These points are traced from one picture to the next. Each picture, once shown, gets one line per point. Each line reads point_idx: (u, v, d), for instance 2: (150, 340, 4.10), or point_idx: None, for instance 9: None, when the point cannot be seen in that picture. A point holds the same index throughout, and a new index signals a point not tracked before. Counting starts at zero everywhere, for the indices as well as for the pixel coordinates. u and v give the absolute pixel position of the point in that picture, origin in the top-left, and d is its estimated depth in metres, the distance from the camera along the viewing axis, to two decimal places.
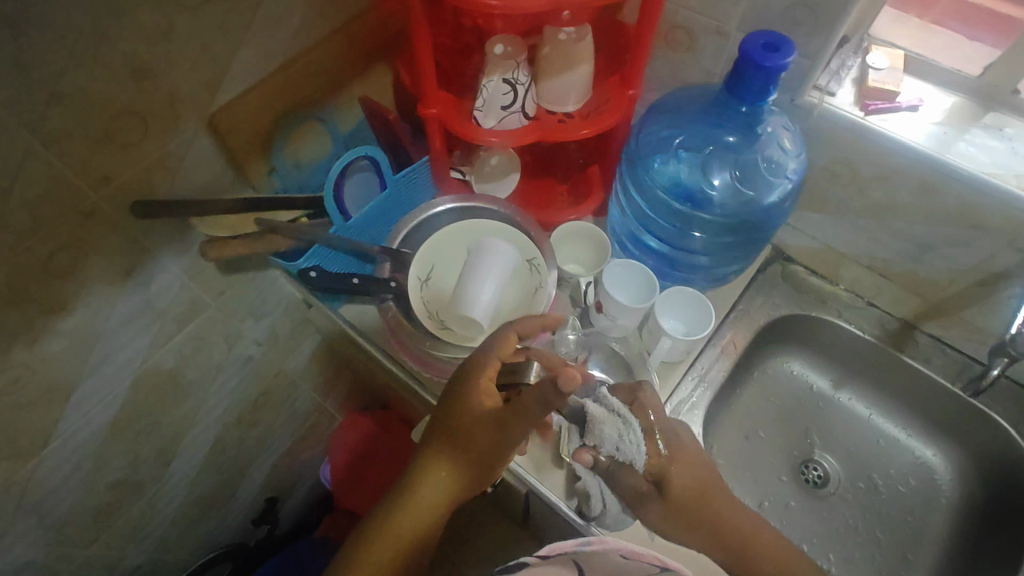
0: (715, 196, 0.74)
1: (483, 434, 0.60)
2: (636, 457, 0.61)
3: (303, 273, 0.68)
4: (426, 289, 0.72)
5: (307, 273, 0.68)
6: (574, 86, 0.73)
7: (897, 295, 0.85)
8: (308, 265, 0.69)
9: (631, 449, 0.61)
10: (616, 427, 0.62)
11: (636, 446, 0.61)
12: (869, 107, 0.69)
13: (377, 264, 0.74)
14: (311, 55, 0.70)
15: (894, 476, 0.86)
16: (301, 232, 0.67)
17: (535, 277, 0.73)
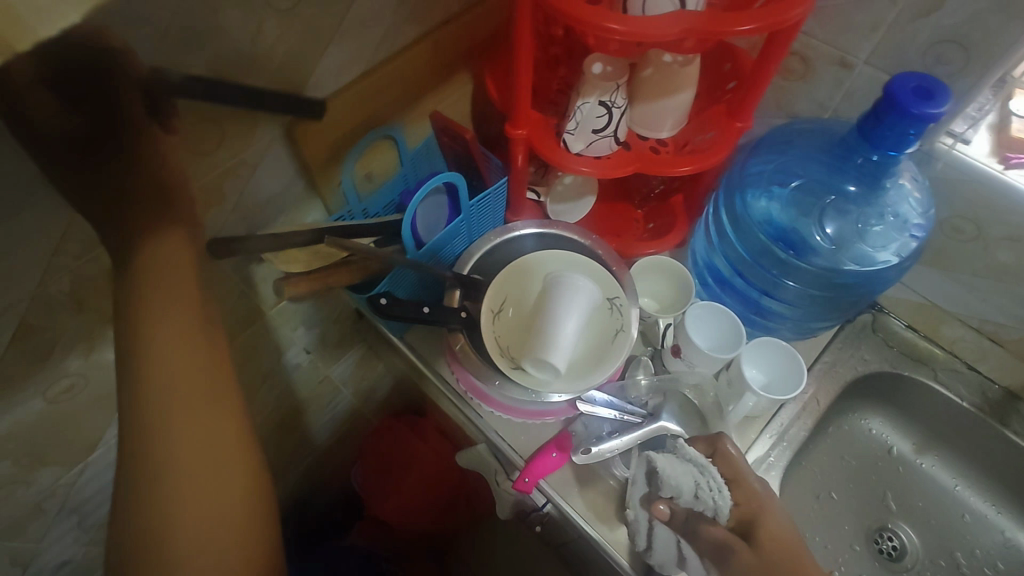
0: (819, 245, 0.67)
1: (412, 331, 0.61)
2: (718, 506, 0.61)
3: (372, 299, 0.65)
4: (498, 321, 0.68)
5: (376, 299, 0.65)
6: (672, 112, 0.67)
7: (1005, 362, 0.76)
8: (379, 291, 0.65)
9: (713, 497, 0.61)
10: (692, 474, 0.62)
11: (722, 494, 0.61)
12: (1010, 160, 0.61)
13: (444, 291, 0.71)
14: (395, 62, 0.65)
15: (980, 557, 0.79)
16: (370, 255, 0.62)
17: (616, 318, 0.69)
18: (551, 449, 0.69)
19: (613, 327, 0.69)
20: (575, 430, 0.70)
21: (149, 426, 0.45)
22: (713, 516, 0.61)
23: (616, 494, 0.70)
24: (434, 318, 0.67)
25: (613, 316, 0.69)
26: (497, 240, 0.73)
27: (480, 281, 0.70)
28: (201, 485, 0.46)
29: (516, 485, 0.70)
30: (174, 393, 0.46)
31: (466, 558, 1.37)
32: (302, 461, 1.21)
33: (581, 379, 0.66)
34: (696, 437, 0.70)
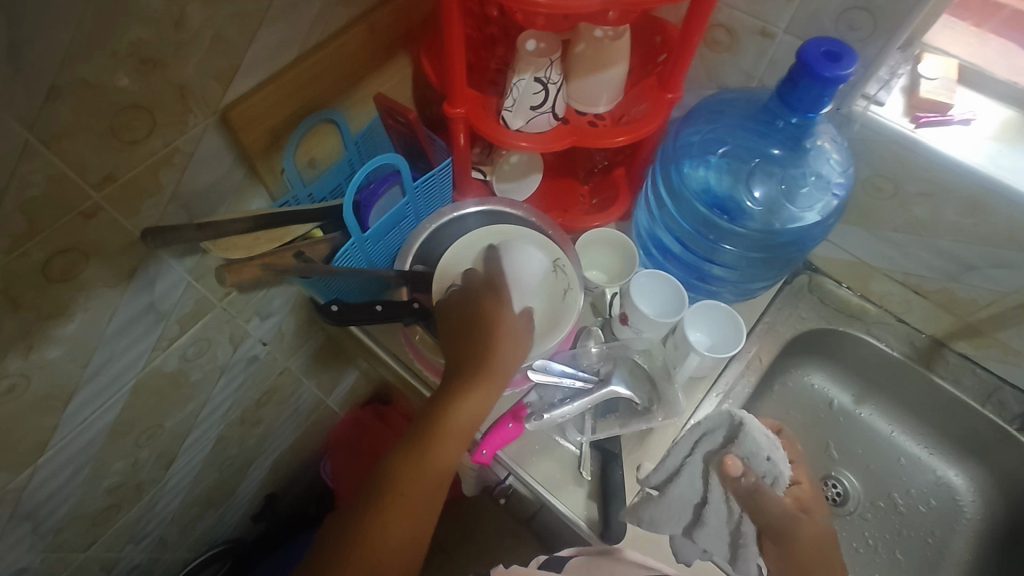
0: (752, 209, 0.70)
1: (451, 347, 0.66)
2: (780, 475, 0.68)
3: (324, 307, 0.64)
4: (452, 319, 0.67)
5: (328, 307, 0.64)
6: (607, 87, 0.68)
7: (929, 313, 0.82)
8: (329, 300, 0.65)
9: (780, 466, 0.68)
10: (766, 440, 0.68)
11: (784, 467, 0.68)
12: (920, 119, 0.65)
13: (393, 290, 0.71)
14: (331, 46, 0.65)
15: (914, 495, 0.84)
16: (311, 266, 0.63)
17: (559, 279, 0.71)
18: (508, 420, 0.71)
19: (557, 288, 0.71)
20: (530, 401, 0.71)
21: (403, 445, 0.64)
22: (771, 482, 0.68)
23: (573, 459, 0.72)
24: (387, 316, 0.65)
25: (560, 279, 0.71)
26: (444, 220, 0.74)
27: (424, 271, 0.70)
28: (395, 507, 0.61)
29: (474, 457, 0.72)
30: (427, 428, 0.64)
31: (439, 540, 1.39)
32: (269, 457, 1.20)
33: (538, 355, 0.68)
34: (646, 400, 0.73)
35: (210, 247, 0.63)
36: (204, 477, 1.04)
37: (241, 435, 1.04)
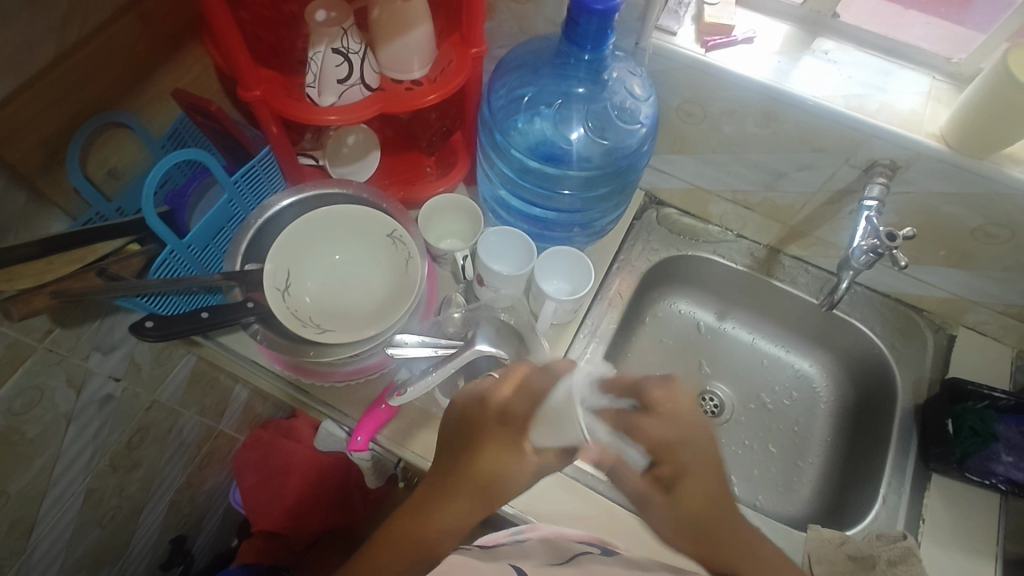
0: (575, 150, 0.74)
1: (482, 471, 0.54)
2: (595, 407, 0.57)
3: (136, 324, 0.59)
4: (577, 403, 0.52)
5: (141, 323, 0.59)
6: (415, 50, 0.66)
7: (760, 223, 0.88)
8: (143, 315, 0.59)
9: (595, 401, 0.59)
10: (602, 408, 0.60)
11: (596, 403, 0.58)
12: (709, 43, 0.69)
13: (226, 292, 0.66)
14: (97, 42, 0.59)
15: (779, 392, 0.92)
16: (117, 284, 0.58)
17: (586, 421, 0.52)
18: (381, 401, 0.70)
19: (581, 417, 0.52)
20: (400, 376, 0.72)
21: (445, 473, 0.57)
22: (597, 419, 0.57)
23: None
24: (218, 321, 0.61)
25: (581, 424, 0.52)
26: (270, 213, 0.70)
27: (255, 271, 0.66)
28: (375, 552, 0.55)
29: (351, 446, 0.70)
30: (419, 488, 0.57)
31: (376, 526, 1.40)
32: (164, 499, 1.12)
33: (453, 360, 0.66)
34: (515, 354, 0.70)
35: None
36: (85, 535, 0.95)
37: (117, 482, 0.96)
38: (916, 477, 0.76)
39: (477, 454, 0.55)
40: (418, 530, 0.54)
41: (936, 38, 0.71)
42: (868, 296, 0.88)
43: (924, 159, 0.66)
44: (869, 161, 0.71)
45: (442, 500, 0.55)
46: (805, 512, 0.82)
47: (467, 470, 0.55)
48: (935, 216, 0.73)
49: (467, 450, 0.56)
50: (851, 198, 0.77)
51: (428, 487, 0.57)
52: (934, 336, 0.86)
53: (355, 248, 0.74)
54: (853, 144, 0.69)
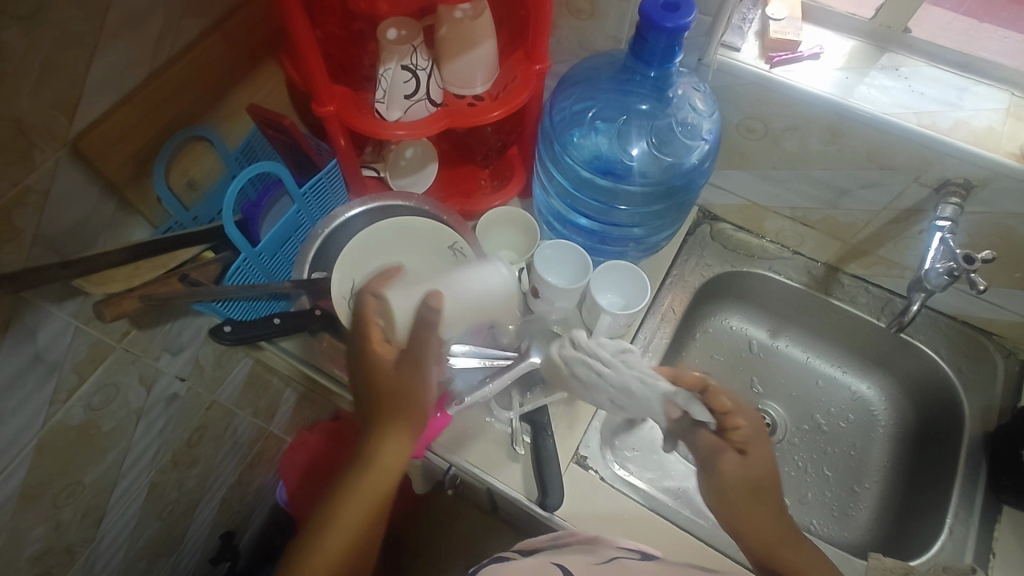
0: (635, 166, 0.74)
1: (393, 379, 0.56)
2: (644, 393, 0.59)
3: (216, 329, 0.63)
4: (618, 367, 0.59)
5: (221, 328, 0.63)
6: (479, 66, 0.68)
7: (818, 240, 0.87)
8: (223, 320, 0.64)
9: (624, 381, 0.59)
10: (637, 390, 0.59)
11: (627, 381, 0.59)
12: (773, 59, 0.68)
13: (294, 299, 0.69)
14: (185, 60, 0.63)
15: (835, 413, 0.89)
16: (199, 290, 0.61)
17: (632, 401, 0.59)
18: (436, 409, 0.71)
19: (617, 384, 0.59)
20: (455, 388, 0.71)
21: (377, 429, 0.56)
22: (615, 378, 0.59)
23: (506, 436, 0.74)
24: (289, 328, 0.65)
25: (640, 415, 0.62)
26: (334, 224, 0.72)
27: (322, 279, 0.68)
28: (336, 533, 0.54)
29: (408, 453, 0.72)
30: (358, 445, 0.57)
31: (427, 559, 1.24)
32: (217, 495, 1.15)
33: (467, 269, 0.66)
34: None
35: (83, 283, 0.59)
36: (146, 527, 0.99)
37: (177, 477, 1.00)
38: (986, 508, 0.73)
39: (372, 377, 0.56)
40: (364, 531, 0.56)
41: (1016, 53, 0.69)
42: (933, 318, 0.85)
43: (1002, 178, 0.64)
44: (941, 180, 0.69)
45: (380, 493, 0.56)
46: (861, 540, 0.80)
47: (380, 383, 0.56)
48: (1011, 237, 0.70)
49: (373, 379, 0.56)
50: (919, 217, 0.74)
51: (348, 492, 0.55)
52: (1005, 361, 0.82)
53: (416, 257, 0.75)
54: (924, 162, 0.67)
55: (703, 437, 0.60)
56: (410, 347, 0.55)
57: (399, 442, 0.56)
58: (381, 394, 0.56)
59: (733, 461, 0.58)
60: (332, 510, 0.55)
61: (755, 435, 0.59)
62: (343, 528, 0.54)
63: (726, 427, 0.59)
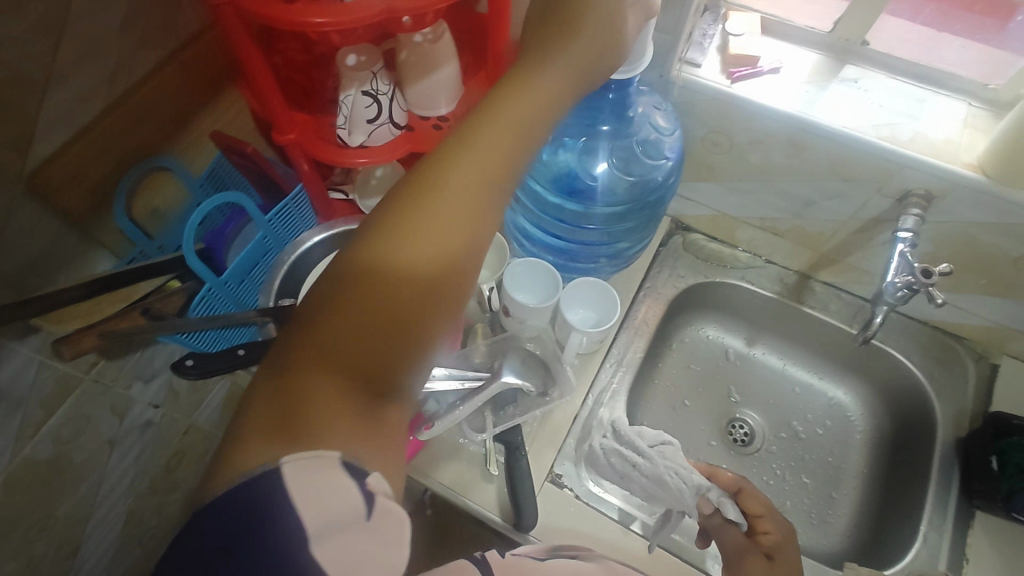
0: (600, 185, 0.74)
1: (455, 200, 0.38)
2: (681, 487, 0.67)
3: (177, 363, 0.61)
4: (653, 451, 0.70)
5: (182, 362, 0.61)
6: (442, 88, 0.68)
7: (790, 249, 0.87)
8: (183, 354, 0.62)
9: (662, 463, 0.68)
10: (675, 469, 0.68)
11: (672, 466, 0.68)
12: (734, 74, 0.69)
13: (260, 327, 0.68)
14: (144, 90, 0.63)
15: (812, 420, 0.90)
16: (161, 324, 0.60)
17: (665, 490, 0.68)
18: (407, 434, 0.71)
19: (650, 473, 0.68)
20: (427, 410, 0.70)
21: (409, 235, 0.37)
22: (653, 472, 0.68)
23: (480, 456, 0.74)
24: (254, 357, 0.63)
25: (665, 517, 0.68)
26: (294, 256, 0.71)
27: (287, 307, 0.68)
28: (325, 410, 0.35)
29: None
30: (356, 290, 0.35)
31: None
32: None
33: None
34: (541, 385, 0.74)
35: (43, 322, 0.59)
36: (125, 556, 0.98)
37: (157, 503, 0.99)
38: (959, 515, 0.73)
39: (448, 162, 0.39)
40: (374, 437, 0.36)
41: (973, 63, 0.69)
42: (905, 323, 0.86)
43: (961, 189, 0.65)
44: (903, 190, 0.69)
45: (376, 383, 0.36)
46: (839, 548, 0.80)
47: (422, 222, 0.37)
48: (975, 245, 0.71)
49: (462, 139, 0.40)
50: (884, 226, 0.75)
51: (318, 334, 0.35)
52: (976, 365, 0.83)
53: None
54: (885, 173, 0.68)
55: (732, 536, 0.64)
56: (524, 119, 0.41)
57: (430, 324, 0.36)
58: (429, 227, 0.37)
59: (760, 563, 0.61)
60: (318, 383, 0.35)
61: (783, 544, 0.63)
62: (322, 414, 0.35)
63: (756, 532, 0.64)
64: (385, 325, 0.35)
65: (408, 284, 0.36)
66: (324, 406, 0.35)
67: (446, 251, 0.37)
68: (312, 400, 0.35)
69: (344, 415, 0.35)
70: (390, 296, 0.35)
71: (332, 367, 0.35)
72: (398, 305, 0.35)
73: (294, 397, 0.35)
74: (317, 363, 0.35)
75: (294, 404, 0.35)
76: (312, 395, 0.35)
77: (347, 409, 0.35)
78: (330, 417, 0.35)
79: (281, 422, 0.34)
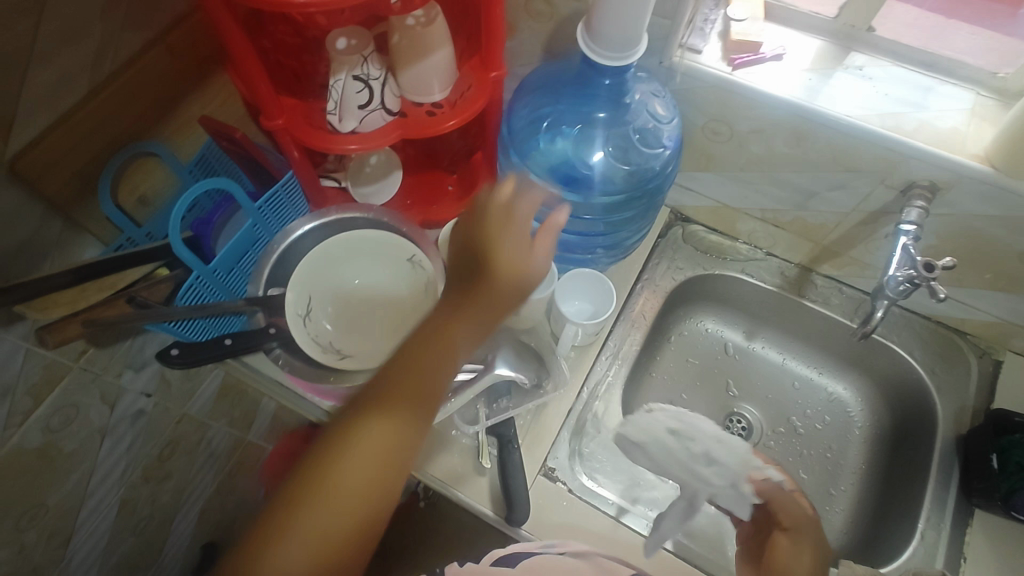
0: (598, 174, 0.73)
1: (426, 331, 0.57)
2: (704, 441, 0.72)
3: (162, 353, 0.60)
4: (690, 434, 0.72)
5: (167, 351, 0.60)
6: (436, 73, 0.67)
7: (791, 242, 0.86)
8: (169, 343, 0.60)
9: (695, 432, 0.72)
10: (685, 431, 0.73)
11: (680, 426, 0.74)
12: (735, 61, 0.67)
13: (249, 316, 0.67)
14: (129, 73, 0.61)
15: (810, 415, 0.89)
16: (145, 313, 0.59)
17: (694, 475, 0.70)
18: None
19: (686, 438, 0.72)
20: None
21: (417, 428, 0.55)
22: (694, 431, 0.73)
23: (472, 449, 0.73)
24: (241, 347, 0.62)
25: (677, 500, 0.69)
26: (285, 243, 0.70)
27: (275, 296, 0.67)
28: (328, 514, 0.49)
29: None
30: (358, 491, 0.51)
31: None
32: (195, 508, 1.14)
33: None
34: (535, 377, 0.73)
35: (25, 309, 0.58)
36: (119, 544, 0.98)
37: (151, 492, 0.99)
38: (958, 513, 0.72)
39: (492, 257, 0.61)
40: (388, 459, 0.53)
41: (982, 50, 0.67)
42: (907, 318, 0.84)
43: (967, 181, 0.63)
44: (907, 182, 0.67)
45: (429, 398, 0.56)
46: (836, 545, 0.79)
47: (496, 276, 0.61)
48: (980, 239, 0.69)
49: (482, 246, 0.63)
50: (888, 218, 0.73)
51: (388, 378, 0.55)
52: (978, 361, 0.81)
53: (376, 270, 0.74)
54: (888, 164, 0.66)
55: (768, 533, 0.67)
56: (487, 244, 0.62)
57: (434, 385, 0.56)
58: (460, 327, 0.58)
59: (783, 542, 0.65)
60: (319, 513, 0.49)
61: (803, 524, 0.67)
62: (324, 521, 0.49)
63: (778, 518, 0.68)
64: (359, 451, 0.52)
65: (383, 393, 0.54)
66: (307, 516, 0.49)
67: (404, 410, 0.54)
68: (318, 519, 0.49)
69: (314, 538, 0.49)
70: (418, 359, 0.56)
71: (334, 485, 0.50)
72: (379, 451, 0.52)
73: (320, 478, 0.51)
74: (317, 512, 0.49)
75: (282, 525, 0.49)
76: (309, 518, 0.49)
77: (331, 525, 0.49)
78: (318, 518, 0.49)
79: (397, 394, 0.54)
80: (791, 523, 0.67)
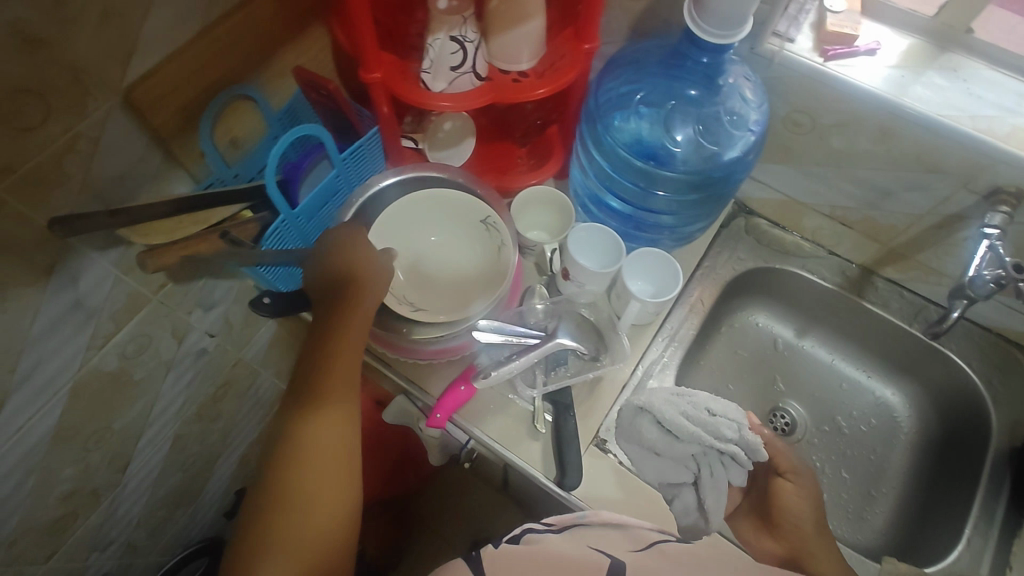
0: (679, 153, 0.74)
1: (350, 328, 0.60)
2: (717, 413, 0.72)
3: (257, 300, 0.68)
4: (692, 395, 0.73)
5: (261, 300, 0.68)
6: (527, 42, 0.67)
7: (856, 242, 0.86)
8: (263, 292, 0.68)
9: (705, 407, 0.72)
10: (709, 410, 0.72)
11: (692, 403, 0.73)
12: (829, 52, 0.66)
13: None
14: (237, 17, 0.63)
15: (856, 417, 0.88)
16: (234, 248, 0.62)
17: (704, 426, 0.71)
18: (459, 383, 0.70)
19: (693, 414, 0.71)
20: (481, 362, 0.72)
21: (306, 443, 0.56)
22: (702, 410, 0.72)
23: (528, 414, 0.73)
24: None
25: (714, 462, 0.71)
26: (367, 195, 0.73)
27: None
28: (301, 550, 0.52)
29: (430, 422, 0.71)
30: (313, 497, 0.54)
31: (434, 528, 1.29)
32: (236, 452, 1.18)
33: None
34: (593, 350, 0.76)
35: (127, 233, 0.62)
36: (167, 477, 1.02)
37: (201, 431, 1.03)
38: (1006, 523, 0.72)
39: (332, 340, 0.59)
40: (332, 463, 0.56)
41: None
42: (968, 329, 0.84)
43: None
44: (991, 187, 0.67)
45: (351, 318, 0.60)
46: (875, 544, 0.80)
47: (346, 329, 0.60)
48: None
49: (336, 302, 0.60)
50: (965, 223, 0.73)
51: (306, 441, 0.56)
52: None
53: (450, 232, 0.76)
54: (973, 166, 0.66)
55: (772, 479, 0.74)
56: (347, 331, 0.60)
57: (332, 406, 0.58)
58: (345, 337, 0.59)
59: (783, 484, 0.72)
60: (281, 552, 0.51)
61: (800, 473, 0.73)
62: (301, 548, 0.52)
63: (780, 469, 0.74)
64: (311, 441, 0.56)
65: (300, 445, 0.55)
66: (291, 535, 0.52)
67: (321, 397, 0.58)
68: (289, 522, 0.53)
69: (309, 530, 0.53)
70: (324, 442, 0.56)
71: (299, 478, 0.54)
72: (326, 456, 0.56)
73: (291, 491, 0.54)
74: (287, 530, 0.52)
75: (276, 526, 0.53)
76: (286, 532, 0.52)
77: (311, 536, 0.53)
78: (307, 534, 0.53)
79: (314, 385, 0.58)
80: (787, 467, 0.74)
